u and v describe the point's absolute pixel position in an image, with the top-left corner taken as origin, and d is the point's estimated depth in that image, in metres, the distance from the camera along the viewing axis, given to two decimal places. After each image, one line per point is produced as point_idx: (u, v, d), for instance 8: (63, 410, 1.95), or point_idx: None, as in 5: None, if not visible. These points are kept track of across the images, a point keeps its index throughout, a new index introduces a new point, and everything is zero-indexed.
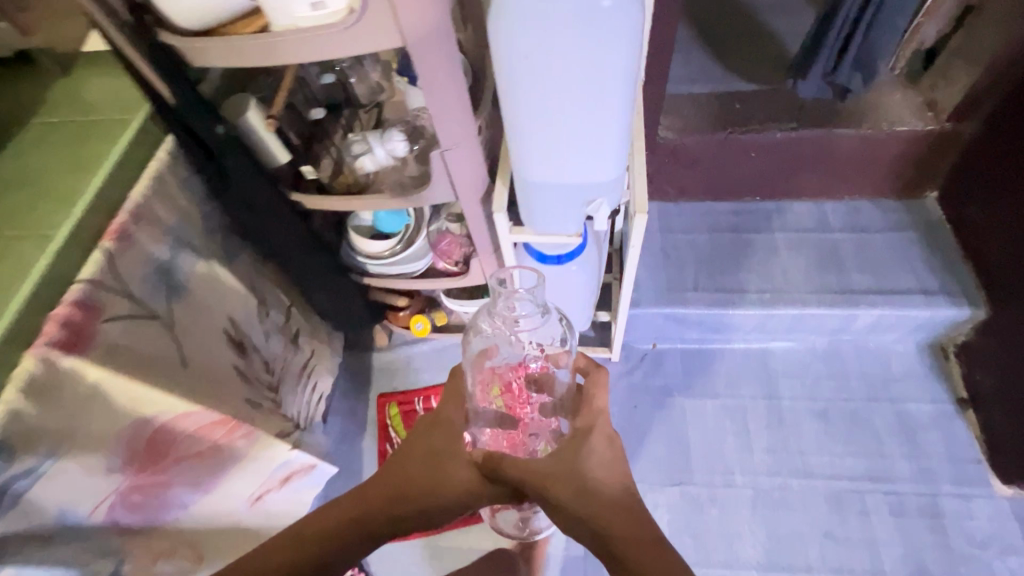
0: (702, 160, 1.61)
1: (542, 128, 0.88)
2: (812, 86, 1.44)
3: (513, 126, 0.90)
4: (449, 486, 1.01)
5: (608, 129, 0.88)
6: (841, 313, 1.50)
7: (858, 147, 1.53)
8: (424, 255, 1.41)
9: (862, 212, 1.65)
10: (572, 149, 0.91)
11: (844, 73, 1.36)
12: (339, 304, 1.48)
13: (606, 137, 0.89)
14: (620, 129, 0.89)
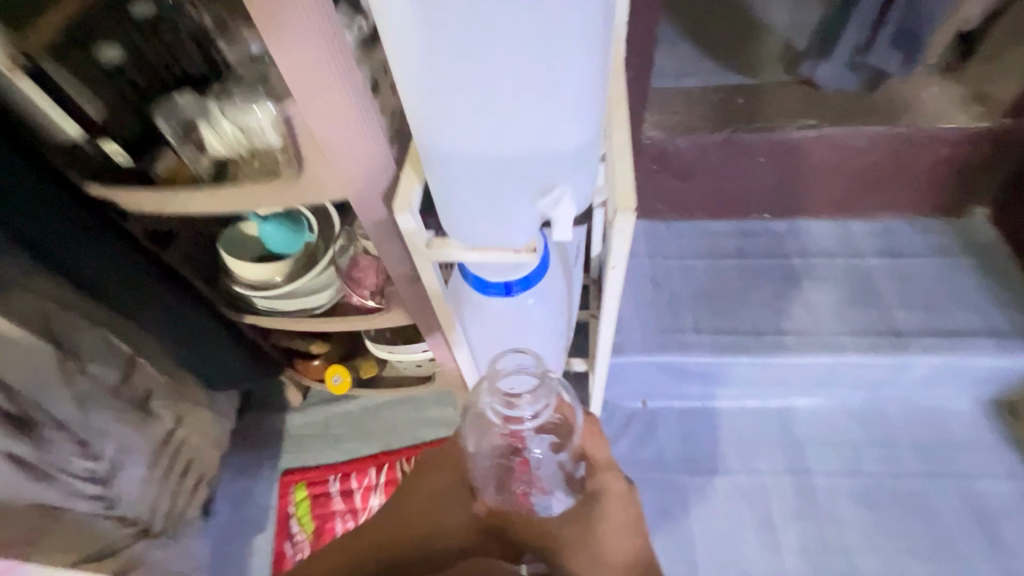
0: (699, 168, 1.28)
1: (451, 74, 0.52)
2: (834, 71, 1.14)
3: (406, 74, 0.54)
4: (449, 530, 0.72)
5: (562, 75, 0.52)
6: (888, 362, 1.14)
7: (894, 152, 1.22)
8: (329, 285, 1.04)
9: (896, 233, 1.32)
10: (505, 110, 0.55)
11: (882, 50, 1.06)
12: (203, 351, 1.07)
13: (559, 89, 0.54)
14: (583, 77, 0.53)
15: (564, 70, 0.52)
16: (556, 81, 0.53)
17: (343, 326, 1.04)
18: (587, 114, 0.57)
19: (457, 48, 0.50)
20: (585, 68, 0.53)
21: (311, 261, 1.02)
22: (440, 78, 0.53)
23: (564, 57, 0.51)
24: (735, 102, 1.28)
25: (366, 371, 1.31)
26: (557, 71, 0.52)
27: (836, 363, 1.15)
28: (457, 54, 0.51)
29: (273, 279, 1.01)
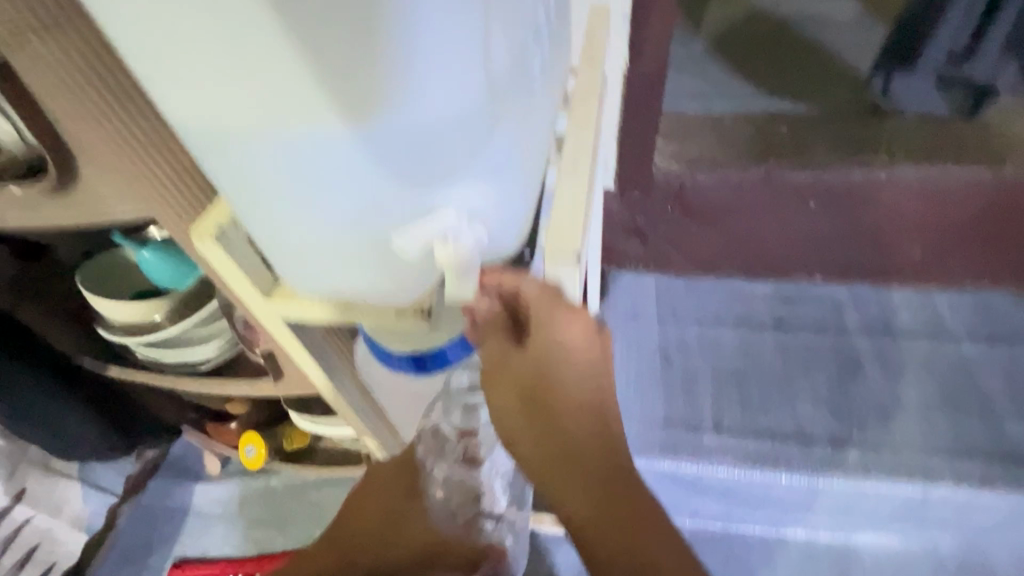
0: (727, 211, 1.00)
1: (198, 18, 0.28)
2: (918, 85, 0.95)
3: (132, 31, 0.29)
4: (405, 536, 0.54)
5: (411, 19, 0.28)
6: (1001, 503, 0.80)
7: (993, 203, 0.91)
8: (221, 334, 0.79)
9: (999, 308, 0.98)
10: (317, 92, 0.30)
11: (968, 64, 0.91)
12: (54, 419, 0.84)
13: (411, 48, 0.29)
14: (454, 24, 0.29)
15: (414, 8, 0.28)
16: (402, 30, 0.28)
17: (238, 390, 0.81)
18: (478, 96, 0.33)
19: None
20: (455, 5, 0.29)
21: (199, 297, 0.76)
22: (183, 27, 0.28)
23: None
24: (777, 132, 1.00)
25: (293, 443, 1.04)
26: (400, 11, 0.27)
27: (920, 499, 0.82)
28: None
29: (149, 317, 0.75)
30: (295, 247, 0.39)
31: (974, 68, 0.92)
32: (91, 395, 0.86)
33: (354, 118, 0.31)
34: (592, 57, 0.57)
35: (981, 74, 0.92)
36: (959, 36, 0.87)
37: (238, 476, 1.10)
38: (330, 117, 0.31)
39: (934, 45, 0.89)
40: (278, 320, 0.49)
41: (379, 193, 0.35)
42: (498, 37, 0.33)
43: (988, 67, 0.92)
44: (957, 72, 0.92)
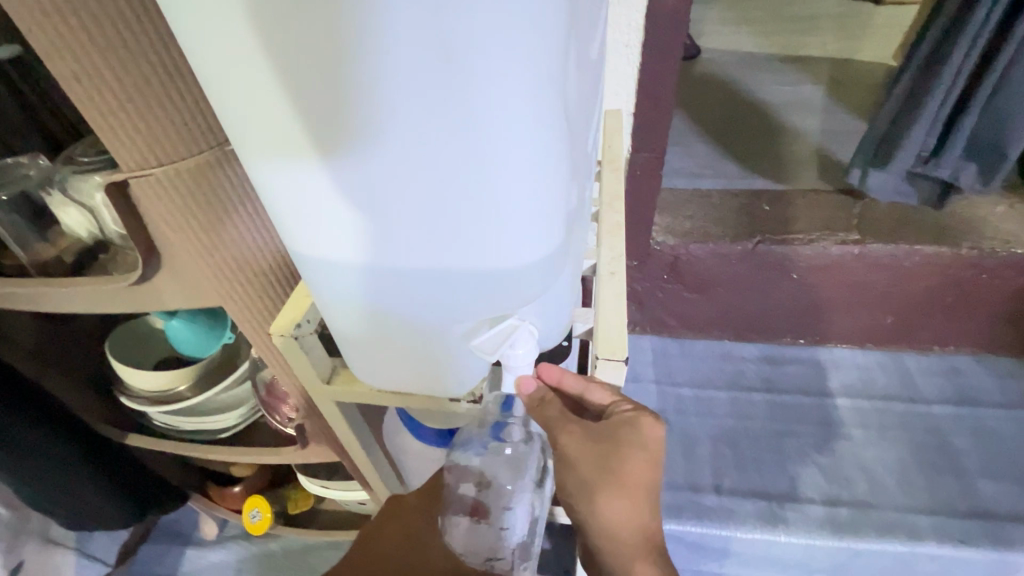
0: (718, 280, 1.06)
1: (330, 168, 0.32)
2: (888, 182, 0.94)
3: (265, 172, 0.34)
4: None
5: (511, 176, 0.33)
6: (983, 560, 0.86)
7: (957, 280, 1.00)
8: (243, 403, 0.81)
9: (964, 373, 1.07)
10: (423, 224, 0.35)
11: (949, 165, 0.90)
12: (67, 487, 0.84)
13: (508, 195, 0.33)
14: (546, 178, 0.34)
15: (516, 166, 0.32)
16: (503, 181, 0.33)
17: (254, 459, 0.81)
18: (557, 230, 0.37)
19: (335, 131, 0.31)
20: (548, 164, 0.33)
21: (227, 363, 0.79)
22: (312, 173, 0.33)
23: (515, 148, 0.31)
24: (761, 209, 1.08)
25: (297, 506, 1.02)
26: (504, 169, 0.32)
27: (910, 556, 0.87)
28: (336, 138, 0.31)
29: (174, 387, 0.76)
30: (375, 351, 0.44)
31: (941, 168, 0.91)
32: (106, 463, 0.86)
33: (450, 243, 0.35)
34: (614, 160, 0.64)
35: (945, 174, 0.91)
36: (928, 140, 0.88)
37: (235, 541, 1.08)
38: (431, 242, 0.36)
39: (903, 148, 0.88)
40: (332, 401, 0.53)
41: (459, 303, 0.39)
42: (575, 180, 0.37)
43: (953, 166, 0.90)
44: (923, 170, 0.92)
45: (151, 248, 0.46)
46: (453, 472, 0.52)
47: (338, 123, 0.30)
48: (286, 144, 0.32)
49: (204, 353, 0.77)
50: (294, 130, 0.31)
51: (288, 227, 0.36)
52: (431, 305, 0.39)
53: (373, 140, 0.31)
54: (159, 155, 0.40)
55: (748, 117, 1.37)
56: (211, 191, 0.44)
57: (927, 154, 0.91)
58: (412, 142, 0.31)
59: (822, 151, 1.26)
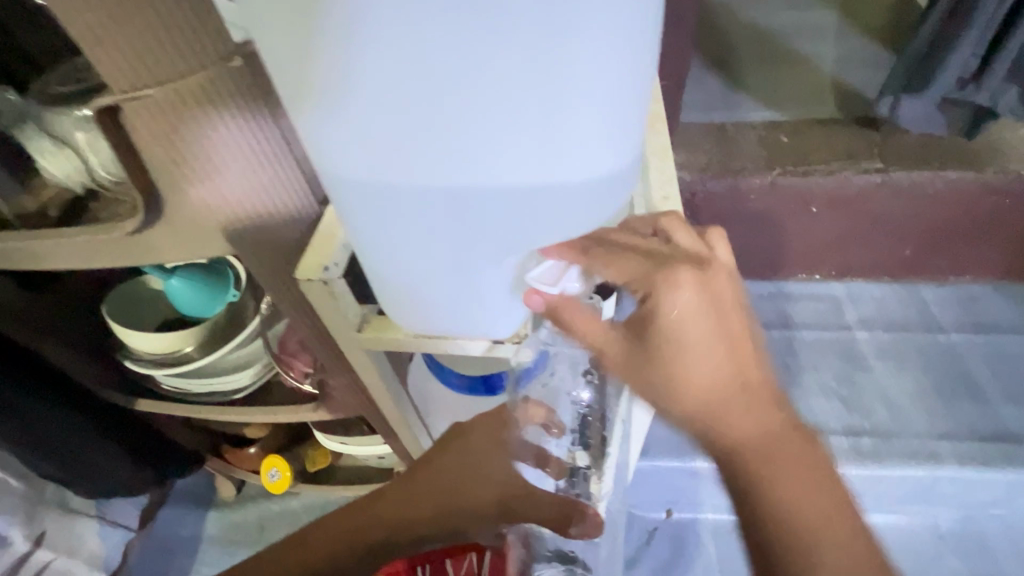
0: (733, 216, 1.03)
1: (374, 71, 0.28)
2: (921, 110, 0.87)
3: (296, 83, 0.30)
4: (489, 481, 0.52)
5: (579, 71, 0.29)
6: (1001, 480, 0.88)
7: (980, 207, 0.97)
8: (257, 361, 0.78)
9: (981, 301, 1.07)
10: (478, 137, 0.31)
11: (991, 86, 0.82)
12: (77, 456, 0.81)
13: (575, 95, 0.30)
14: (617, 74, 0.30)
15: (586, 58, 0.28)
16: (571, 78, 0.29)
17: (278, 418, 0.78)
18: (621, 139, 0.33)
19: (381, 21, 0.26)
20: (620, 57, 0.29)
21: (236, 322, 0.76)
22: (352, 80, 0.29)
23: (586, 35, 0.28)
24: (779, 141, 1.04)
25: (315, 465, 1.01)
26: (573, 62, 0.28)
27: (930, 480, 0.89)
28: (382, 31, 0.27)
29: (181, 348, 0.73)
30: (416, 288, 0.40)
31: (980, 93, 0.83)
32: (117, 430, 0.83)
33: (507, 158, 0.32)
34: None
35: (984, 99, 0.83)
36: (970, 57, 0.81)
37: (255, 501, 1.07)
38: (485, 158, 0.32)
39: (946, 67, 0.81)
40: (364, 351, 0.50)
41: (511, 230, 0.36)
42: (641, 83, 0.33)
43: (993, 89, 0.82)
44: (960, 95, 0.84)
45: (151, 186, 0.40)
46: (518, 406, 0.49)
47: (386, 12, 0.26)
48: (321, 43, 0.28)
49: (208, 315, 0.72)
50: (331, 24, 0.27)
51: (322, 149, 0.32)
52: (481, 234, 0.36)
53: (426, 31, 0.27)
54: (153, 71, 0.35)
55: (759, 46, 1.30)
56: (216, 116, 0.37)
57: (967, 76, 0.83)
58: (472, 32, 0.27)
59: (839, 78, 1.20)
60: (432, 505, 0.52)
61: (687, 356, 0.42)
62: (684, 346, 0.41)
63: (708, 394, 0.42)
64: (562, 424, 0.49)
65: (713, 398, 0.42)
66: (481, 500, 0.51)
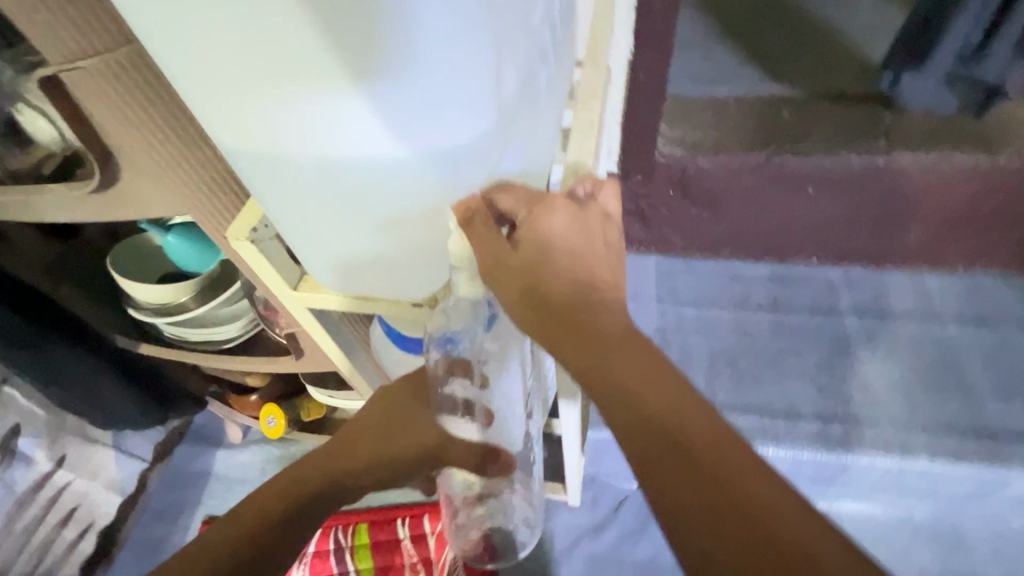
0: (728, 196, 1.00)
1: (240, 72, 0.31)
2: (923, 87, 0.84)
3: (183, 80, 0.33)
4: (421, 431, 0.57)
5: (427, 68, 0.30)
6: (974, 475, 0.86)
7: (992, 192, 0.92)
8: (244, 316, 0.85)
9: (990, 292, 1.01)
10: (347, 128, 0.33)
11: (994, 65, 0.78)
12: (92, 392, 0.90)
13: (427, 89, 0.31)
14: (469, 64, 0.32)
15: (431, 55, 0.30)
16: (419, 75, 0.31)
17: (258, 368, 0.86)
18: (488, 120, 0.35)
19: (233, 31, 0.29)
20: (467, 47, 0.31)
21: (225, 279, 0.82)
22: (224, 80, 0.32)
23: (424, 34, 0.29)
24: (781, 117, 1.00)
25: (311, 415, 1.09)
26: (419, 61, 0.30)
27: (898, 470, 0.88)
28: (238, 41, 0.29)
29: (178, 300, 0.80)
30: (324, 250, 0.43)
31: (984, 70, 0.79)
32: (126, 371, 0.92)
33: (377, 146, 0.34)
34: (599, 53, 0.58)
35: (988, 76, 0.79)
36: (972, 36, 0.76)
37: (257, 444, 1.16)
38: (358, 147, 0.34)
39: (944, 44, 0.78)
40: (305, 309, 0.54)
41: (402, 209, 0.39)
42: (508, 67, 0.34)
43: (1000, 66, 0.78)
44: (964, 72, 0.80)
45: (106, 152, 0.45)
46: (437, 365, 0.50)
47: (236, 23, 0.28)
48: (191, 48, 0.31)
49: (203, 270, 0.79)
50: (194, 31, 0.30)
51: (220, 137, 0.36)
52: (374, 213, 0.39)
53: (274, 39, 0.29)
54: (84, 45, 0.38)
55: (778, 12, 1.23)
56: (150, 84, 0.42)
57: (969, 51, 0.78)
58: (312, 39, 0.28)
59: (860, 48, 1.12)
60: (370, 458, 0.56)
61: (552, 263, 0.39)
62: (550, 252, 0.39)
63: (566, 302, 0.38)
64: (482, 381, 0.51)
65: (571, 305, 0.38)
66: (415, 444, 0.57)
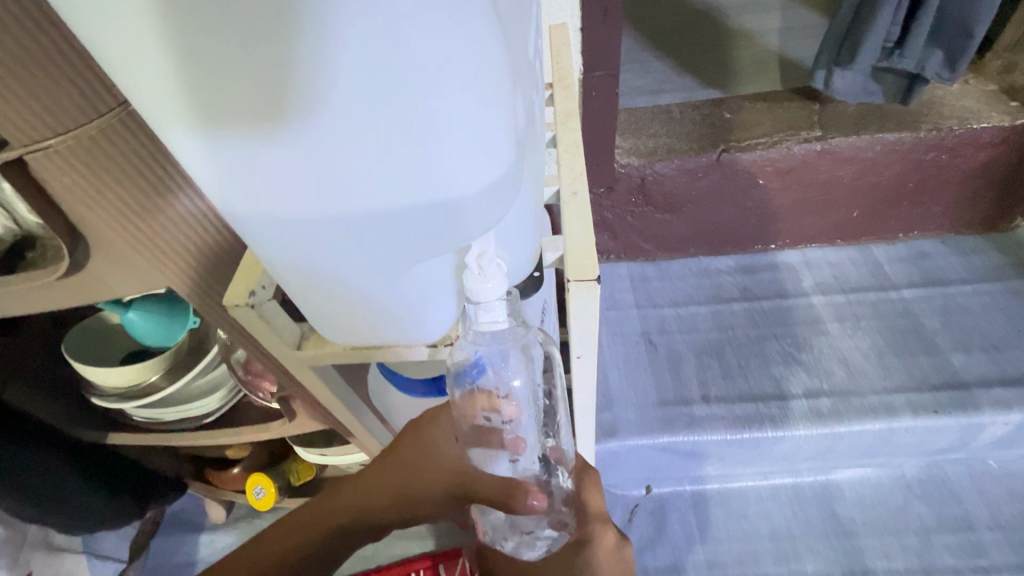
0: (689, 198, 1.03)
1: (248, 132, 0.30)
2: (855, 81, 0.90)
3: (185, 147, 0.31)
4: (446, 463, 0.51)
5: (441, 105, 0.30)
6: (953, 425, 0.91)
7: (919, 167, 1.00)
8: (223, 386, 0.79)
9: (929, 256, 1.10)
10: (359, 179, 0.33)
11: (913, 57, 0.85)
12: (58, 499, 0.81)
13: (443, 127, 0.31)
14: (481, 100, 0.31)
15: (444, 93, 0.29)
16: (433, 113, 0.30)
17: (246, 437, 0.79)
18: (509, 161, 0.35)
19: (245, 93, 0.28)
20: (481, 88, 0.30)
21: (199, 350, 0.77)
22: (227, 140, 0.31)
23: (438, 74, 0.28)
24: (722, 117, 1.03)
25: (300, 479, 1.01)
26: (431, 100, 0.29)
27: (887, 432, 0.92)
28: (251, 104, 0.29)
29: (147, 379, 0.73)
30: (338, 301, 0.42)
31: (905, 61, 0.86)
32: (93, 466, 0.84)
33: (391, 194, 0.33)
34: (566, 81, 0.60)
35: (911, 66, 0.86)
36: (891, 30, 0.84)
37: (246, 520, 1.08)
38: (374, 192, 0.33)
39: (868, 41, 0.84)
40: (307, 367, 0.52)
41: (417, 253, 0.37)
42: (520, 107, 0.35)
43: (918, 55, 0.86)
44: (888, 64, 0.87)
45: (74, 231, 0.42)
46: (461, 398, 0.49)
47: (245, 82, 0.28)
48: (194, 118, 0.30)
49: (170, 343, 0.72)
50: (198, 95, 0.29)
51: (224, 201, 0.34)
52: (390, 257, 0.38)
53: (288, 92, 0.28)
54: (54, 123, 0.37)
55: (702, 25, 1.33)
56: (121, 156, 0.40)
57: (891, 45, 0.86)
58: (328, 89, 0.28)
59: (780, 50, 1.21)
60: (389, 495, 0.53)
61: None
62: None
63: None
64: (507, 412, 0.49)
65: None
66: (437, 481, 0.51)
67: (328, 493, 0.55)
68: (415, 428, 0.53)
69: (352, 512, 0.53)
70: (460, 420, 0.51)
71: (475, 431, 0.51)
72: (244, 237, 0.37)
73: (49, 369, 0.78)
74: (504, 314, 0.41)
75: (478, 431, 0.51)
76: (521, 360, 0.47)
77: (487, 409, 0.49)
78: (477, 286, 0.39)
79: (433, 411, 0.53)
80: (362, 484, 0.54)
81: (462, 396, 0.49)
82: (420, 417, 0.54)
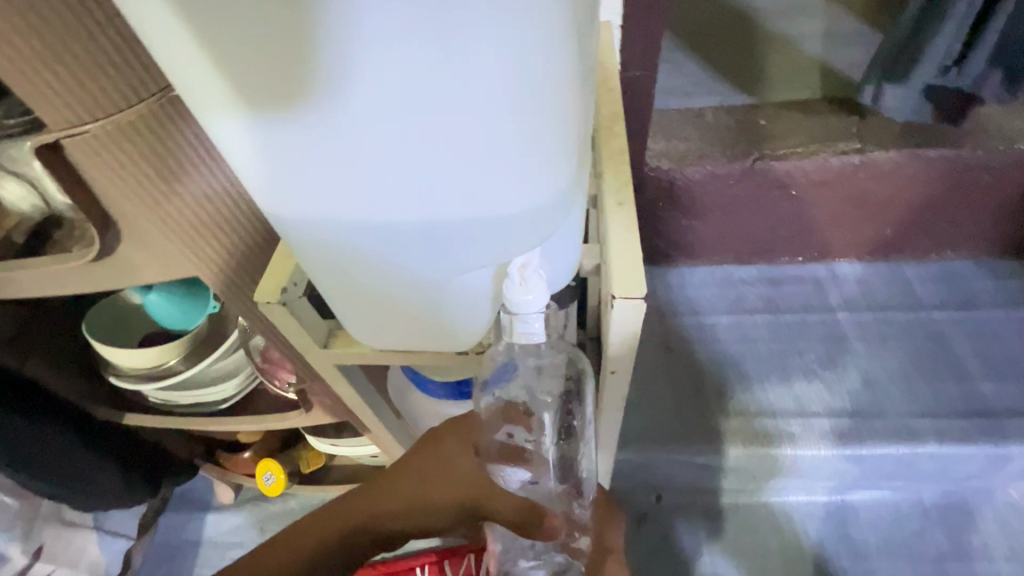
0: (718, 206, 1.00)
1: (290, 121, 0.28)
2: (907, 98, 0.86)
3: (221, 131, 0.30)
4: (458, 476, 0.51)
5: (498, 99, 0.28)
6: (978, 454, 0.89)
7: (958, 187, 0.97)
8: (240, 372, 0.79)
9: (962, 277, 1.07)
10: (404, 178, 0.31)
11: (971, 74, 0.82)
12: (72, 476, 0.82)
13: (496, 119, 0.28)
14: (540, 93, 0.28)
15: (504, 94, 0.27)
16: (492, 114, 0.28)
17: (262, 426, 0.79)
18: (565, 173, 0.33)
19: (293, 81, 0.27)
20: (545, 95, 0.28)
21: (217, 335, 0.75)
22: (265, 128, 0.29)
23: (498, 74, 0.27)
24: (757, 124, 1.00)
25: (309, 466, 1.01)
26: (487, 89, 0.27)
27: (909, 457, 0.90)
28: (299, 95, 0.27)
29: (165, 362, 0.72)
30: (368, 300, 0.41)
31: (964, 78, 0.82)
32: (107, 445, 0.85)
33: (435, 196, 0.32)
34: (608, 82, 0.59)
35: (968, 84, 0.83)
36: (953, 45, 0.80)
37: (253, 502, 1.08)
38: (416, 192, 0.32)
39: (925, 57, 0.81)
40: (332, 365, 0.51)
41: (458, 259, 0.36)
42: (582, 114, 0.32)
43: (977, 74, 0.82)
44: (942, 82, 0.83)
45: (106, 216, 0.41)
46: (487, 411, 0.48)
47: (293, 69, 0.26)
48: (236, 105, 0.28)
49: (189, 327, 0.72)
50: (238, 79, 0.27)
51: (261, 192, 0.33)
52: (431, 263, 0.36)
53: (337, 82, 0.27)
54: (94, 108, 0.36)
55: (738, 27, 1.29)
56: (158, 143, 0.39)
57: (950, 62, 0.82)
58: (378, 82, 0.26)
59: (821, 56, 1.17)
60: (401, 503, 0.52)
61: None
62: None
63: None
64: (533, 427, 0.48)
65: None
66: (449, 493, 0.51)
67: (341, 496, 0.53)
68: (434, 440, 0.52)
69: (365, 515, 0.52)
70: (483, 430, 0.49)
71: (497, 445, 0.50)
72: (280, 231, 0.36)
73: (69, 344, 0.77)
74: (541, 327, 0.39)
75: (499, 446, 0.50)
76: (554, 370, 0.46)
77: (512, 423, 0.48)
78: (518, 297, 0.38)
79: (455, 420, 0.52)
80: (373, 492, 0.52)
81: (489, 408, 0.48)
82: (440, 427, 0.52)
